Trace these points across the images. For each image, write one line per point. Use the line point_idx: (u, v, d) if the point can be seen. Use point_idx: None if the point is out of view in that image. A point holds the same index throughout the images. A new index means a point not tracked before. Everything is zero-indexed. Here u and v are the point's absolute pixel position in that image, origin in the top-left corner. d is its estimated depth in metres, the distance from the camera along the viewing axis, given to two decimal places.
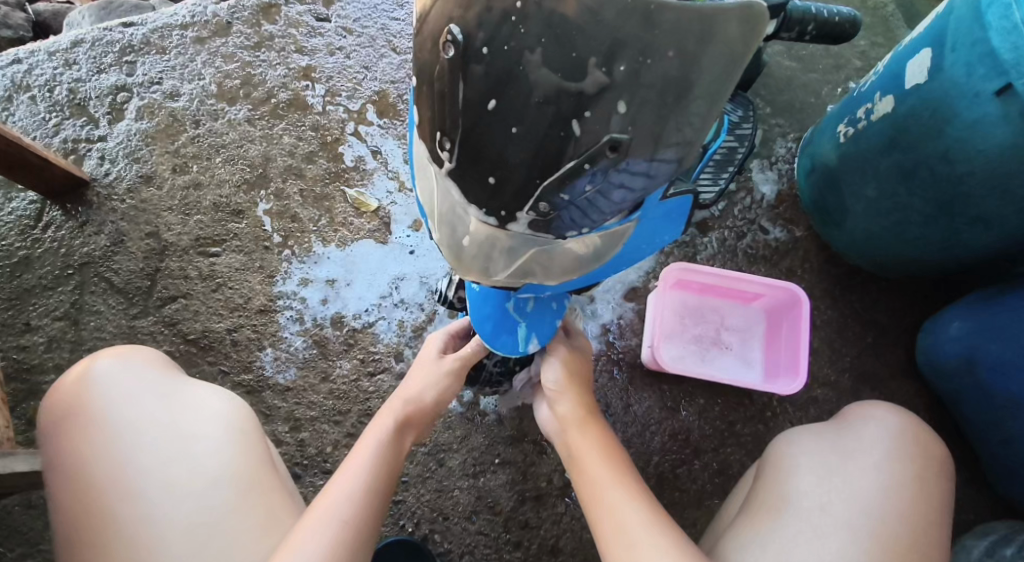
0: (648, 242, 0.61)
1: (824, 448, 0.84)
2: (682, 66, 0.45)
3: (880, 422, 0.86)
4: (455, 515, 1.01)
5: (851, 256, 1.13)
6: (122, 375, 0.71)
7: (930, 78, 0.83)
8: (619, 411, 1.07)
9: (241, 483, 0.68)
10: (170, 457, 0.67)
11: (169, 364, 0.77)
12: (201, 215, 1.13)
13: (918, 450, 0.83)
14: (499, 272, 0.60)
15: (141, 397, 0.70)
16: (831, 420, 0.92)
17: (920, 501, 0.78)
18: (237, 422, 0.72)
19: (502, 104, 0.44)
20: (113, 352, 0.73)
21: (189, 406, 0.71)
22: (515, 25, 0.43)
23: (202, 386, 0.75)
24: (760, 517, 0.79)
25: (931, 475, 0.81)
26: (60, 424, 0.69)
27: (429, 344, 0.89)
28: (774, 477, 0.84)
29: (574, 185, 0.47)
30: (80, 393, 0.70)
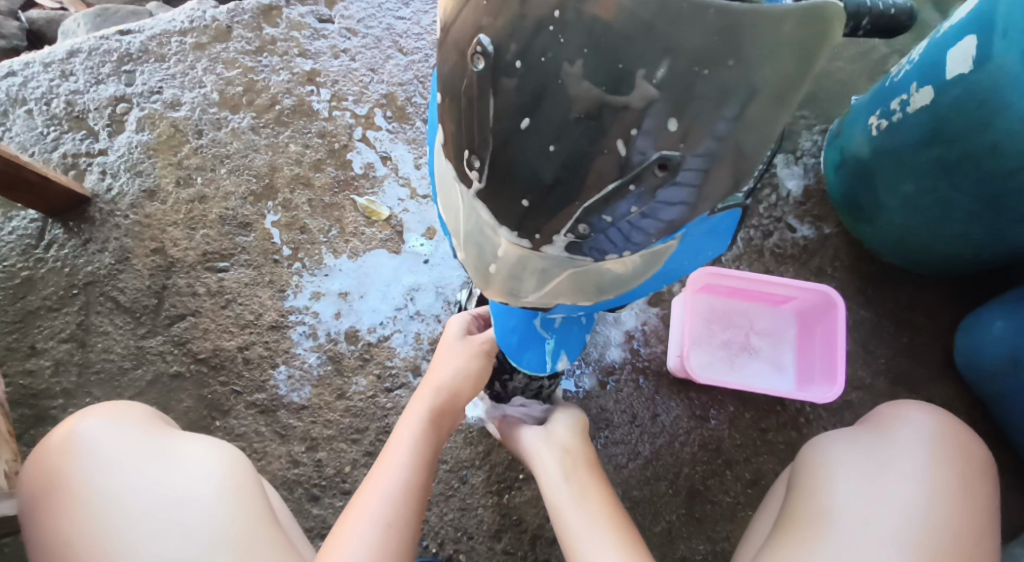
0: (689, 260, 0.57)
1: (860, 456, 0.76)
2: (741, 75, 0.39)
3: (916, 423, 0.79)
4: (480, 534, 0.98)
5: (883, 253, 1.09)
6: (108, 438, 0.67)
7: (976, 68, 0.78)
8: (646, 422, 1.03)
9: (238, 542, 0.62)
10: (161, 519, 0.62)
11: (160, 422, 0.74)
12: (207, 229, 1.09)
13: (963, 452, 0.75)
14: (527, 295, 0.54)
15: (128, 458, 0.66)
16: (863, 423, 0.85)
17: (969, 510, 0.70)
18: (232, 477, 0.68)
19: (536, 125, 0.39)
20: (96, 414, 0.70)
21: (182, 462, 0.67)
22: (552, 35, 0.38)
23: (193, 440, 0.71)
24: (797, 537, 0.71)
25: (978, 478, 0.73)
26: (41, 495, 0.64)
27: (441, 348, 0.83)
28: (809, 491, 0.76)
29: (618, 206, 0.42)
30: (62, 460, 0.65)
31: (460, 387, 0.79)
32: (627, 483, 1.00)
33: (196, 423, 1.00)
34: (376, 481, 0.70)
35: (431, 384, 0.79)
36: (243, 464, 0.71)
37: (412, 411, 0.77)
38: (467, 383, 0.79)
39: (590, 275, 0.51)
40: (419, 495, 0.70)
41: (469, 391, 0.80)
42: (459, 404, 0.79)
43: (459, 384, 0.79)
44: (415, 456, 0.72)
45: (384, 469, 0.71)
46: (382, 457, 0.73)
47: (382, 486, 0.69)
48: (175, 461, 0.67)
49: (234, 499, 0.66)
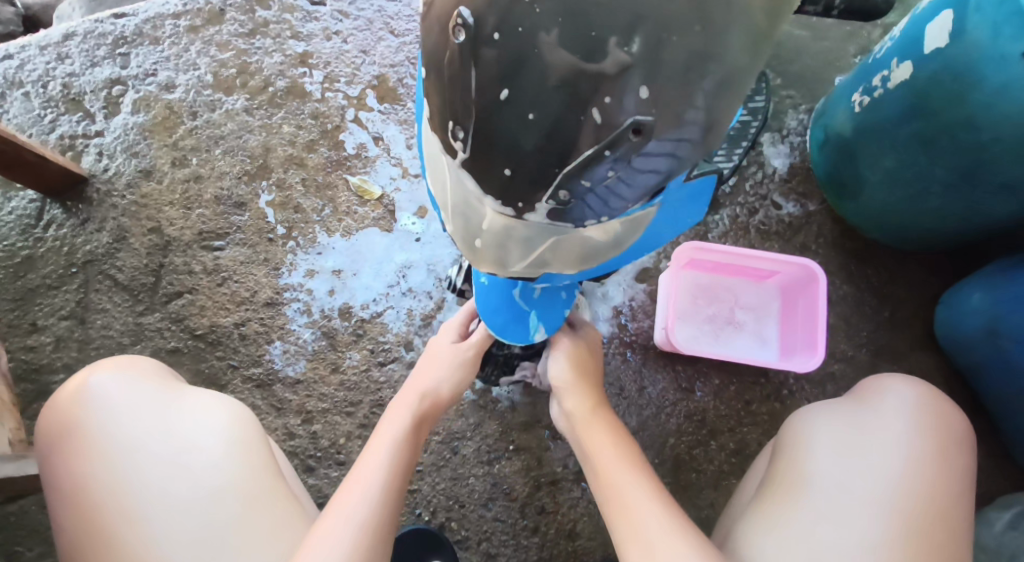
0: (668, 225, 0.59)
1: (843, 424, 0.79)
2: (709, 41, 0.41)
3: (898, 394, 0.81)
4: (471, 503, 1.01)
5: (866, 230, 1.11)
6: (118, 389, 0.69)
7: (952, 42, 0.80)
8: (633, 394, 1.06)
9: (243, 493, 0.65)
10: (170, 471, 0.65)
11: (167, 375, 0.75)
12: (203, 209, 1.11)
13: (944, 424, 0.77)
14: (512, 263, 0.57)
15: (138, 411, 0.68)
16: (848, 393, 0.87)
17: (943, 478, 0.73)
18: (237, 428, 0.70)
19: (515, 94, 0.41)
20: (108, 367, 0.71)
21: (188, 415, 0.69)
22: (528, 4, 0.40)
23: (200, 394, 0.73)
24: (777, 501, 0.74)
25: (956, 449, 0.76)
26: (56, 444, 0.67)
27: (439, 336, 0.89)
28: (790, 454, 0.79)
29: (595, 171, 0.44)
30: (76, 410, 0.68)
31: (441, 396, 0.83)
32: None
33: None
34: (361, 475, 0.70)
35: (415, 388, 0.82)
36: (246, 417, 0.72)
37: (396, 411, 0.78)
38: (447, 393, 0.83)
39: (572, 242, 0.53)
40: (401, 492, 0.70)
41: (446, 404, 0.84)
42: (439, 410, 0.82)
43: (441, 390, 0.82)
44: (401, 453, 0.73)
45: (366, 464, 0.71)
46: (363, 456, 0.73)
47: (369, 479, 0.69)
48: (177, 419, 0.68)
49: (239, 449, 0.68)
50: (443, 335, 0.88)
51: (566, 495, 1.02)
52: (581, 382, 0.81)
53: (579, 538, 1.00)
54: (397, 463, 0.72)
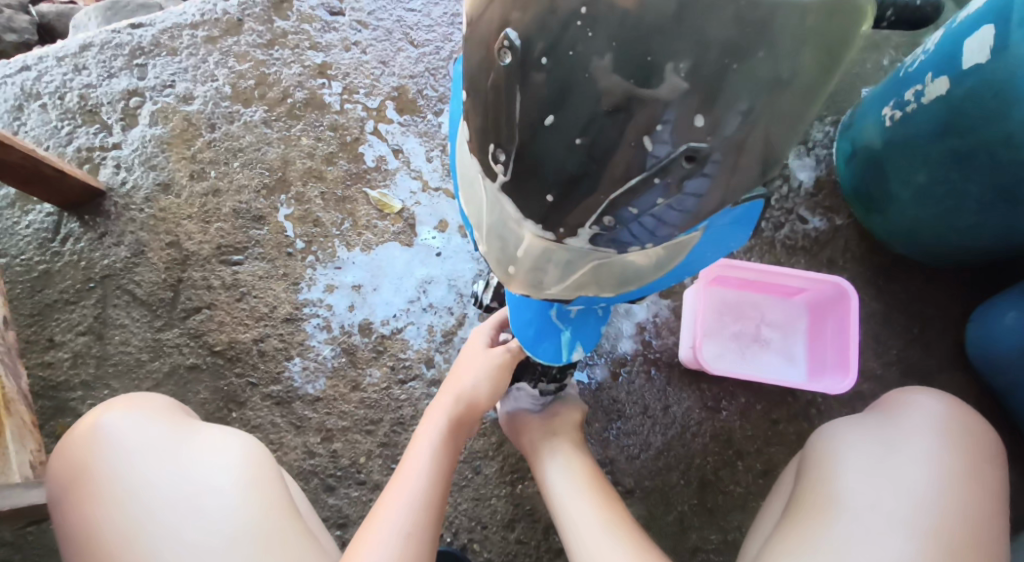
0: (711, 251, 0.57)
1: (867, 440, 0.77)
2: (773, 66, 0.39)
3: (923, 410, 0.79)
4: (494, 524, 0.99)
5: (895, 244, 1.09)
6: (129, 430, 0.67)
7: (993, 58, 0.78)
8: (658, 413, 1.04)
9: (257, 535, 0.62)
10: (181, 513, 0.62)
11: (178, 411, 0.74)
12: (222, 222, 1.10)
13: (970, 436, 0.76)
14: (550, 287, 0.55)
15: (148, 453, 0.66)
16: (870, 411, 0.85)
17: (977, 494, 0.70)
18: (250, 467, 0.68)
19: (560, 122, 0.40)
20: (120, 408, 0.70)
21: (201, 454, 0.67)
22: (581, 29, 0.38)
23: (213, 432, 0.71)
24: (807, 522, 0.72)
25: (986, 460, 0.73)
26: (67, 490, 0.65)
27: (474, 338, 0.88)
28: (818, 476, 0.77)
29: (644, 197, 0.42)
30: (88, 452, 0.66)
31: (479, 400, 0.80)
32: (638, 474, 1.01)
33: (213, 415, 1.02)
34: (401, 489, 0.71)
35: (452, 392, 0.81)
36: (259, 455, 0.70)
37: (432, 421, 0.79)
38: (486, 394, 0.80)
39: (613, 267, 0.51)
40: (439, 506, 0.71)
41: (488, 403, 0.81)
42: (479, 412, 0.80)
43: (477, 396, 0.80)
44: (437, 464, 0.74)
45: (406, 477, 0.72)
46: (403, 467, 0.75)
47: (404, 494, 0.70)
48: (188, 459, 0.66)
49: (250, 490, 0.65)
50: (478, 336, 0.86)
51: None
52: (572, 443, 0.85)
53: None
54: (436, 477, 0.73)
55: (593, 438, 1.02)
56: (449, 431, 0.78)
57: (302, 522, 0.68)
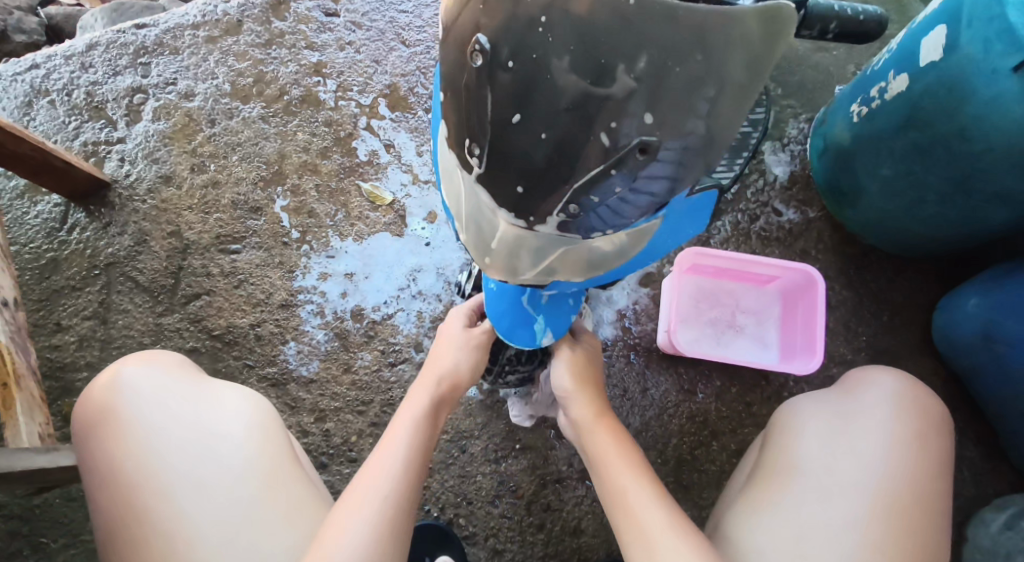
0: (671, 237, 0.62)
1: (827, 413, 0.81)
2: (708, 66, 0.45)
3: (883, 384, 0.83)
4: (479, 500, 1.04)
5: (865, 236, 1.14)
6: (150, 381, 0.72)
7: (945, 56, 0.83)
8: (637, 395, 1.09)
9: (265, 478, 0.68)
10: (197, 453, 0.68)
11: (191, 367, 0.78)
12: (221, 213, 1.15)
13: (923, 409, 0.80)
14: (523, 272, 0.60)
15: (169, 398, 0.71)
16: (834, 385, 0.89)
17: (924, 464, 0.75)
18: (262, 418, 0.73)
19: (527, 120, 0.45)
20: (139, 360, 0.74)
21: (216, 404, 0.72)
22: (542, 33, 0.43)
23: (227, 385, 0.76)
24: (766, 487, 0.77)
25: (933, 430, 0.78)
26: (91, 429, 0.69)
27: (450, 319, 0.91)
28: (779, 443, 0.81)
29: (604, 187, 0.47)
30: (111, 397, 0.70)
31: (460, 376, 0.85)
32: None
33: None
34: (378, 464, 0.72)
35: (430, 373, 0.83)
36: (268, 408, 0.75)
37: (415, 398, 0.81)
38: (465, 371, 0.85)
39: (581, 252, 0.56)
40: (419, 479, 0.73)
41: (467, 380, 0.86)
42: (459, 390, 0.85)
43: (458, 375, 0.85)
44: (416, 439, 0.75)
45: (387, 450, 0.73)
46: (384, 439, 0.76)
47: (384, 467, 0.71)
48: (204, 407, 0.71)
49: (261, 435, 0.71)
50: (453, 322, 0.90)
51: (571, 492, 1.05)
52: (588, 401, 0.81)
53: (583, 534, 1.03)
54: (414, 453, 0.74)
55: None
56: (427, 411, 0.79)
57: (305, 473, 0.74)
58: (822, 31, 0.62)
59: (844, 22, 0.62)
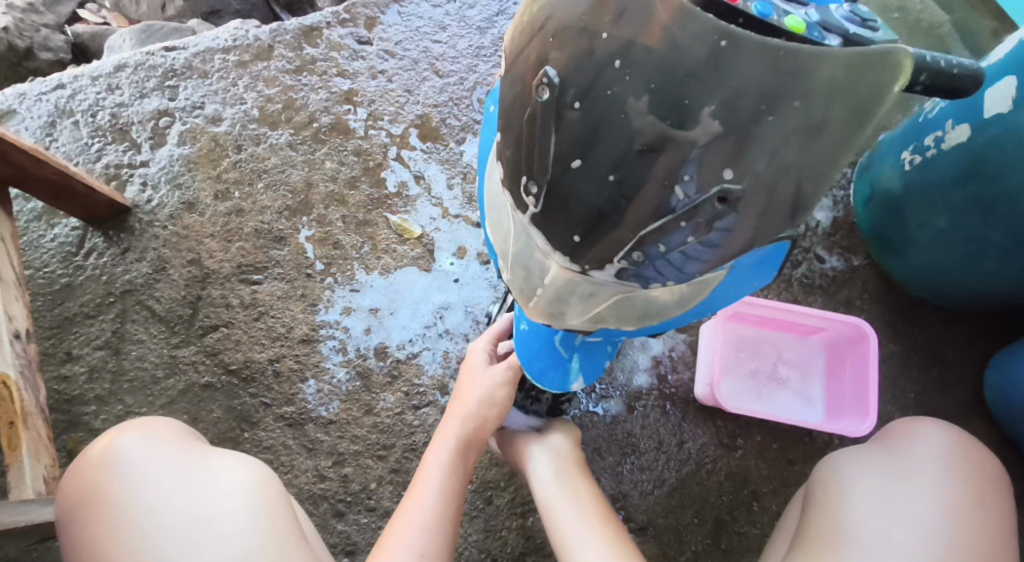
0: (735, 288, 0.57)
1: (874, 470, 0.76)
2: (809, 115, 0.40)
3: (929, 438, 0.78)
4: (504, 557, 0.98)
5: (912, 287, 1.09)
6: (146, 453, 0.66)
7: (1015, 109, 0.79)
8: (672, 448, 1.03)
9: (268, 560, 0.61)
10: (194, 536, 0.61)
11: (190, 436, 0.73)
12: (243, 242, 1.11)
13: (975, 466, 0.74)
14: (572, 318, 0.56)
15: (162, 470, 0.65)
16: (875, 439, 0.83)
17: (983, 528, 0.69)
18: (262, 493, 0.67)
19: (587, 165, 0.41)
20: (135, 429, 0.69)
21: (213, 476, 0.66)
22: (618, 71, 0.39)
23: (223, 453, 0.71)
24: (815, 552, 0.71)
25: (991, 491, 0.72)
26: (81, 514, 0.64)
27: (473, 353, 0.88)
28: (826, 506, 0.75)
29: (672, 237, 0.42)
30: (102, 474, 0.65)
31: (488, 414, 0.81)
32: (653, 511, 0.99)
33: (225, 434, 1.01)
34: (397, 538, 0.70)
35: (459, 413, 0.81)
36: (270, 483, 0.69)
37: (441, 442, 0.79)
38: (495, 411, 0.81)
39: (638, 301, 0.52)
40: (452, 524, 0.73)
41: (498, 417, 0.82)
42: (488, 431, 0.81)
43: (483, 412, 0.81)
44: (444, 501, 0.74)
45: (417, 497, 0.74)
46: (413, 488, 0.76)
47: (414, 519, 0.71)
48: (200, 483, 0.65)
49: (263, 517, 0.64)
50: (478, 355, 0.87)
51: None
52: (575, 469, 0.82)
53: None
54: (445, 509, 0.73)
55: (607, 472, 1.01)
56: (449, 472, 0.76)
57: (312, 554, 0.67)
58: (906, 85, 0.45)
59: (937, 75, 0.45)
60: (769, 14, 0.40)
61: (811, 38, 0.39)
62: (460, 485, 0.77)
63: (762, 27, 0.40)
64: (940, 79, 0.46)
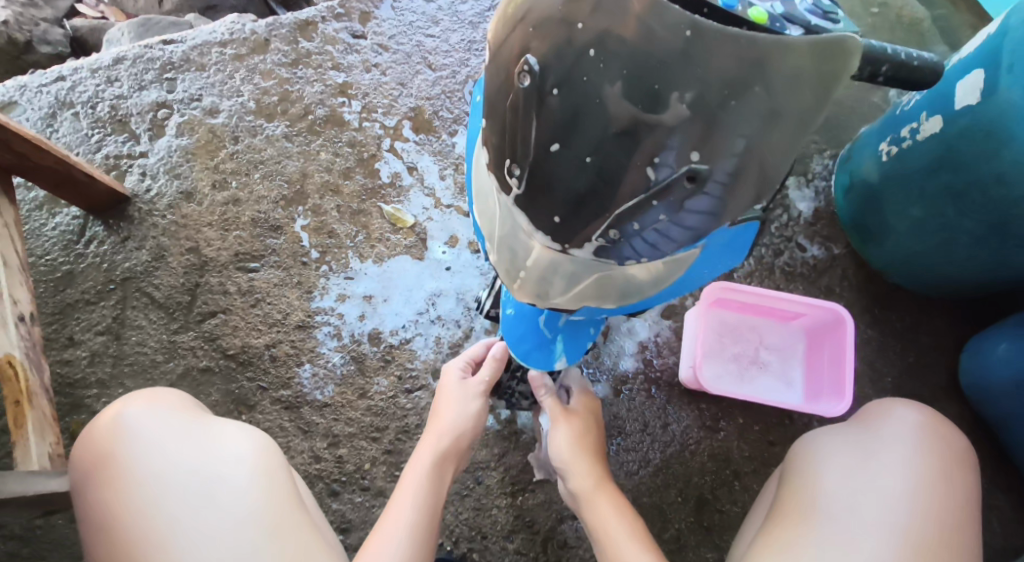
0: (708, 268, 0.60)
1: (847, 447, 0.79)
2: (771, 100, 0.43)
3: (900, 417, 0.81)
4: (493, 535, 1.01)
5: (890, 275, 1.13)
6: (151, 423, 0.69)
7: (983, 101, 0.82)
8: (657, 430, 1.06)
9: (270, 525, 0.65)
10: (198, 502, 0.64)
11: (194, 408, 0.75)
12: (240, 231, 1.14)
13: (944, 445, 0.77)
14: (555, 296, 0.59)
15: (170, 437, 0.68)
16: (851, 421, 0.86)
17: (947, 500, 0.72)
18: (265, 461, 0.70)
19: (567, 149, 0.44)
20: (140, 401, 0.72)
21: (219, 443, 0.69)
22: (593, 59, 0.42)
23: (228, 422, 0.73)
24: (788, 526, 0.74)
25: (957, 467, 0.75)
26: (92, 479, 0.66)
27: (445, 374, 0.93)
28: (801, 482, 0.79)
29: (647, 214, 0.45)
30: (112, 440, 0.68)
31: (463, 431, 0.86)
32: (638, 490, 1.03)
33: (223, 417, 1.04)
34: (380, 541, 0.72)
35: (436, 430, 0.86)
36: (273, 452, 0.72)
37: (419, 457, 0.83)
38: (468, 430, 0.87)
39: (616, 279, 0.55)
40: (432, 529, 0.76)
41: (471, 436, 0.87)
42: (463, 449, 0.86)
43: (460, 430, 0.86)
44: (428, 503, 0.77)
45: (397, 506, 0.76)
46: (392, 500, 0.78)
47: (396, 524, 0.74)
48: (207, 450, 0.68)
49: (266, 484, 0.68)
50: (452, 373, 0.92)
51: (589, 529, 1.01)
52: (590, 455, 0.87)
53: None
54: (424, 515, 0.76)
55: None
56: (429, 480, 0.80)
57: (311, 520, 0.70)
58: (870, 76, 0.48)
59: (898, 67, 0.48)
60: (734, 5, 0.42)
61: (772, 29, 0.42)
62: (438, 496, 0.80)
63: (727, 17, 0.42)
64: (902, 71, 0.49)
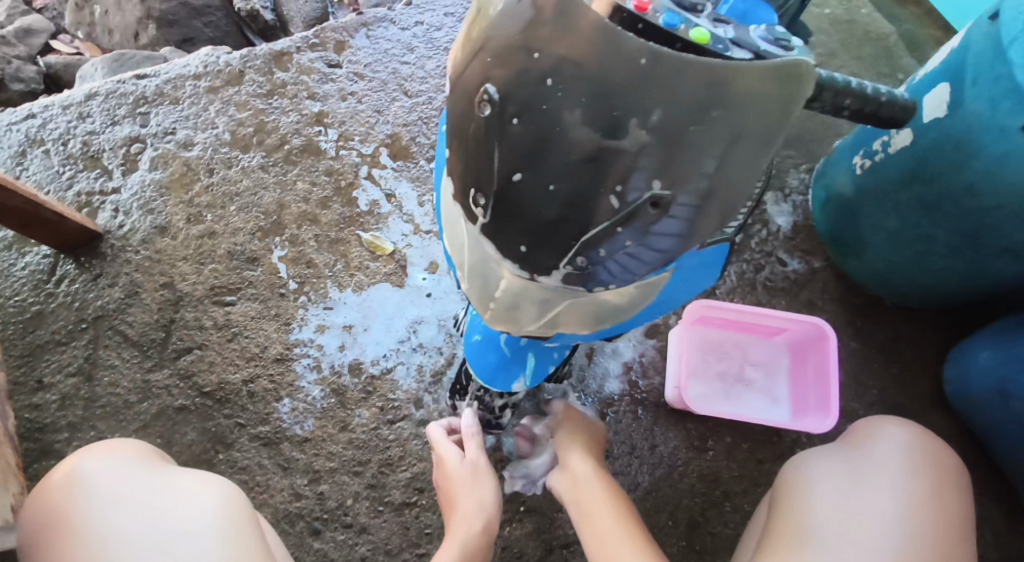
0: (683, 289, 0.59)
1: (839, 471, 0.77)
2: (731, 125, 0.42)
3: (891, 438, 0.80)
4: None
5: (872, 287, 1.13)
6: (108, 477, 0.67)
7: (950, 113, 0.83)
8: (645, 453, 1.04)
9: None
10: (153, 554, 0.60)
11: (153, 461, 0.74)
12: (215, 264, 1.12)
13: (936, 466, 0.76)
14: (528, 324, 0.57)
15: (127, 491, 0.66)
16: (841, 442, 0.85)
17: (941, 521, 0.70)
18: (226, 514, 0.67)
19: (527, 177, 0.43)
20: (97, 454, 0.70)
21: (179, 498, 0.67)
22: (552, 87, 0.41)
23: (186, 477, 0.72)
24: (779, 550, 0.71)
25: (950, 488, 0.74)
26: (41, 539, 0.63)
27: (445, 456, 0.91)
28: (791, 506, 0.76)
29: (613, 239, 0.44)
30: (65, 497, 0.65)
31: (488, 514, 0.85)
32: None
33: (199, 456, 1.01)
34: None
35: (461, 515, 0.84)
36: (234, 505, 0.70)
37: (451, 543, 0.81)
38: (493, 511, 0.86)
39: (588, 305, 0.53)
40: None
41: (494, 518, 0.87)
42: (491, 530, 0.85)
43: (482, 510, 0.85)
44: None
45: None
46: None
47: None
48: (166, 504, 0.65)
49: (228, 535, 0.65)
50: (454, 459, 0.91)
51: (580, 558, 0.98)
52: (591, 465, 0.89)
53: None
54: None
55: None
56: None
57: None
58: (834, 108, 0.49)
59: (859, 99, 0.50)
60: (676, 25, 0.42)
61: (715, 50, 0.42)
62: None
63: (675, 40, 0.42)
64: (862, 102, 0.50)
